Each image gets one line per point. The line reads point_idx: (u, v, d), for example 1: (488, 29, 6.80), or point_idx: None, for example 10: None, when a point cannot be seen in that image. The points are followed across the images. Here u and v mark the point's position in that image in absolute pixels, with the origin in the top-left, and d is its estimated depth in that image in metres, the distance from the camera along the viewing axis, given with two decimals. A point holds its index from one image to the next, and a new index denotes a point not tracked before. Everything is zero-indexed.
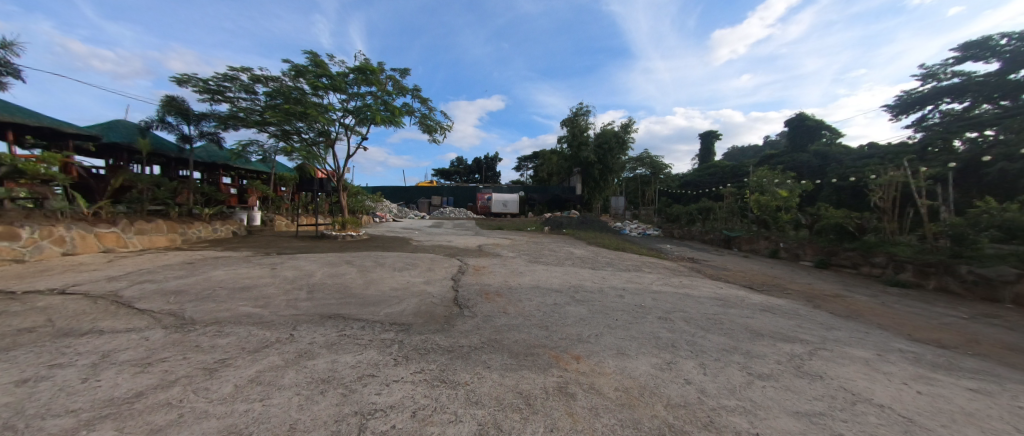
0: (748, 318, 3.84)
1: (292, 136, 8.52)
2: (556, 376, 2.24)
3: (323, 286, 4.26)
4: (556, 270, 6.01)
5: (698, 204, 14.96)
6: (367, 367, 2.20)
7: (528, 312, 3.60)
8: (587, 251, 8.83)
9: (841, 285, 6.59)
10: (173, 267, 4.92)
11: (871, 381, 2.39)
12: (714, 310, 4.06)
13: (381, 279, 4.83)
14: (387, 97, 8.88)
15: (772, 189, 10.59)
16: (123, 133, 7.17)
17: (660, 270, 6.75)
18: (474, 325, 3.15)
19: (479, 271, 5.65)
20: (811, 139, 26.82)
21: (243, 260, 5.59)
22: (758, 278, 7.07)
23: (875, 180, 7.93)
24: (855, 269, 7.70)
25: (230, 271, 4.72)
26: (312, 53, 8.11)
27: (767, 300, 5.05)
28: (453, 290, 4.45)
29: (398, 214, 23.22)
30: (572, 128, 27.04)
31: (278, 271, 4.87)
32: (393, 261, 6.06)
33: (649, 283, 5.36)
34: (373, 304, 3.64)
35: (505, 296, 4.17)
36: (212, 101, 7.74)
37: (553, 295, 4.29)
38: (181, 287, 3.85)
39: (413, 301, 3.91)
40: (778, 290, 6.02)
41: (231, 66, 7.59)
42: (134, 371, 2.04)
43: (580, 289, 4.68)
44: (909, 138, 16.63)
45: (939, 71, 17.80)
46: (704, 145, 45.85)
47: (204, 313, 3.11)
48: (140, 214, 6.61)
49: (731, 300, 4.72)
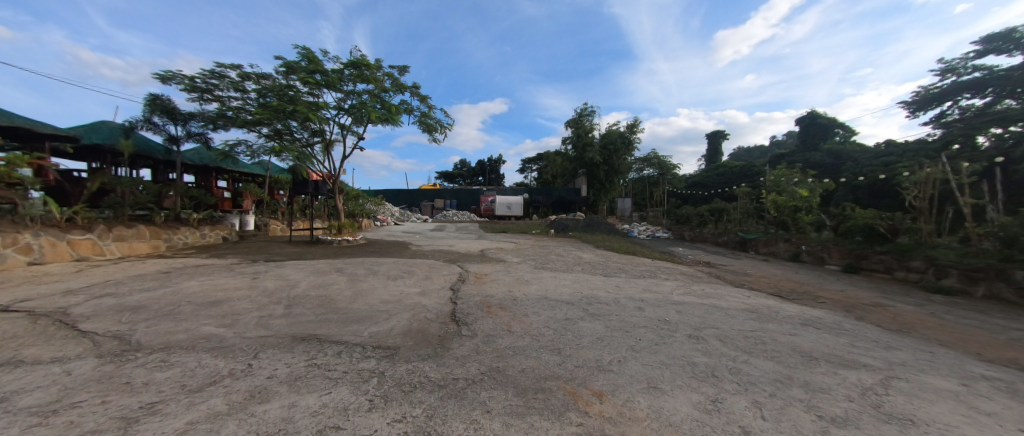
0: (791, 336, 3.31)
1: (285, 136, 8.12)
2: (575, 424, 1.73)
3: (305, 299, 3.77)
4: (565, 278, 5.50)
5: (710, 205, 14.34)
6: (333, 415, 1.71)
7: (537, 330, 3.09)
8: (597, 256, 8.30)
9: (878, 292, 6.00)
10: (145, 277, 4.47)
11: (980, 429, 1.87)
12: (750, 325, 3.52)
13: (372, 290, 4.35)
14: (384, 94, 8.46)
15: (791, 189, 10.11)
16: (105, 134, 6.78)
17: (677, 276, 6.22)
18: (473, 349, 2.66)
19: (480, 280, 5.14)
20: (823, 138, 26.03)
21: (224, 269, 5.13)
22: (785, 284, 6.49)
23: (909, 177, 7.36)
24: (888, 274, 7.10)
25: (204, 282, 4.26)
26: (305, 49, 7.74)
27: (803, 311, 4.49)
28: (450, 303, 3.96)
29: (400, 217, 22.82)
30: (576, 129, 26.46)
31: (258, 282, 4.39)
32: (387, 269, 5.58)
33: (669, 292, 4.80)
34: (358, 321, 3.16)
35: (509, 310, 3.66)
36: (200, 100, 7.36)
37: (563, 308, 3.78)
38: (142, 302, 3.40)
39: (404, 316, 3.42)
40: (811, 298, 5.44)
41: (218, 62, 7.20)
42: (25, 425, 1.56)
43: (594, 300, 4.16)
44: (929, 135, 15.96)
45: (959, 66, 17.08)
46: (712, 144, 44.97)
47: (155, 335, 2.64)
48: (120, 220, 6.21)
49: (765, 312, 4.16)
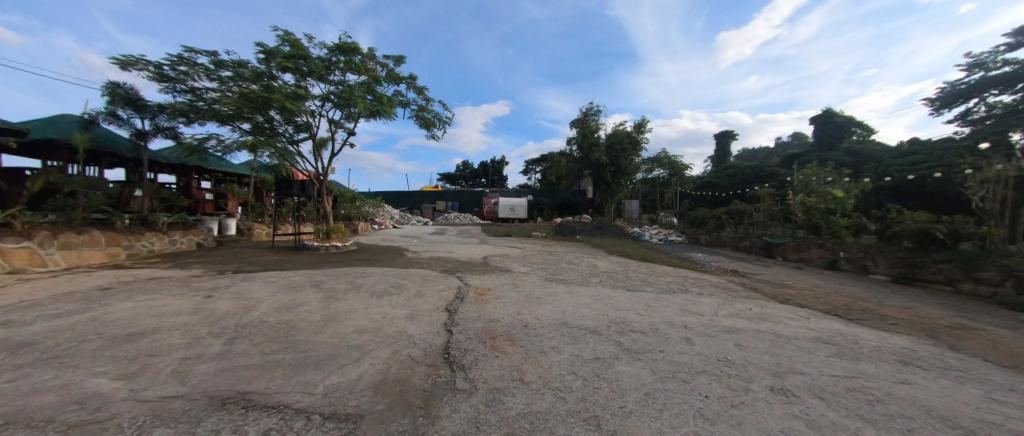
0: (905, 386, 2.42)
1: (265, 131, 7.32)
2: None
3: (259, 328, 2.94)
4: (583, 294, 4.64)
5: (728, 207, 13.35)
6: None
7: (561, 381, 2.23)
8: (613, 264, 7.44)
9: (952, 310, 5.08)
10: (72, 297, 3.64)
11: None
12: (841, 367, 2.63)
13: (349, 313, 3.50)
14: (376, 83, 7.63)
15: (822, 189, 9.22)
16: (60, 128, 6.06)
17: (711, 290, 5.34)
18: (469, 419, 1.80)
19: (482, 297, 4.28)
20: (839, 137, 24.99)
21: (178, 284, 4.31)
22: (836, 299, 5.58)
23: (971, 176, 6.47)
24: (950, 286, 6.19)
25: (141, 304, 3.43)
26: (288, 33, 6.99)
27: (884, 339, 3.60)
28: (444, 332, 3.11)
29: (401, 221, 22.09)
30: (581, 129, 25.59)
31: (210, 302, 3.55)
32: (372, 283, 4.74)
33: (714, 314, 3.92)
34: (314, 366, 2.32)
35: (520, 344, 2.82)
36: (171, 90, 6.67)
37: (591, 342, 2.91)
38: (38, 336, 2.58)
39: (381, 355, 2.58)
40: (877, 319, 4.54)
41: (188, 47, 6.47)
42: None
43: (626, 327, 3.30)
44: (956, 134, 14.97)
45: (988, 60, 16.01)
46: (720, 144, 43.74)
47: (7, 399, 1.80)
48: (70, 225, 5.46)
49: (844, 344, 3.27)
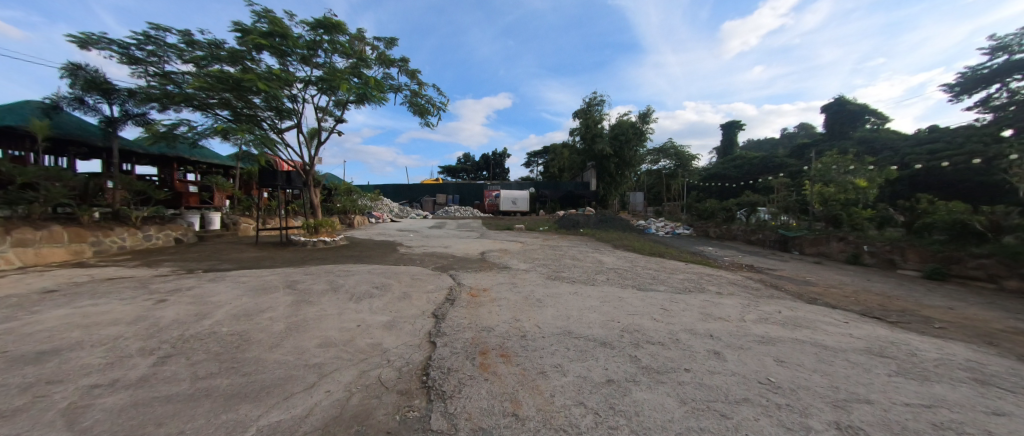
0: (1002, 420, 1.90)
1: (244, 117, 6.80)
2: None
3: (205, 342, 2.45)
4: (589, 294, 4.13)
5: (739, 198, 12.76)
6: None
7: (565, 417, 1.73)
8: (620, 260, 6.91)
9: (1001, 311, 4.55)
10: (6, 302, 3.18)
11: None
12: (914, 393, 2.11)
13: (319, 320, 3.02)
14: (364, 65, 7.08)
15: (844, 179, 8.73)
16: (19, 114, 5.59)
17: (731, 289, 4.82)
18: None
19: (476, 300, 3.78)
20: (850, 126, 24.17)
21: (136, 285, 3.85)
22: (869, 298, 5.04)
23: (1017, 161, 5.89)
24: (992, 283, 5.64)
25: (77, 311, 2.94)
26: (266, 9, 6.43)
27: (943, 349, 3.07)
28: (426, 344, 2.62)
29: (400, 215, 21.62)
30: (584, 119, 24.94)
31: (160, 308, 3.08)
32: (354, 283, 4.25)
33: (742, 320, 3.40)
34: (254, 397, 1.83)
35: (516, 361, 2.33)
36: (140, 73, 6.16)
37: (602, 358, 2.42)
38: None
39: (344, 378, 2.09)
40: (921, 322, 4.01)
41: (156, 25, 5.95)
42: None
43: (642, 338, 2.79)
44: (978, 121, 14.25)
45: (1013, 43, 15.09)
46: (726, 134, 42.72)
47: None
48: (28, 221, 5.03)
49: (900, 357, 2.75)
